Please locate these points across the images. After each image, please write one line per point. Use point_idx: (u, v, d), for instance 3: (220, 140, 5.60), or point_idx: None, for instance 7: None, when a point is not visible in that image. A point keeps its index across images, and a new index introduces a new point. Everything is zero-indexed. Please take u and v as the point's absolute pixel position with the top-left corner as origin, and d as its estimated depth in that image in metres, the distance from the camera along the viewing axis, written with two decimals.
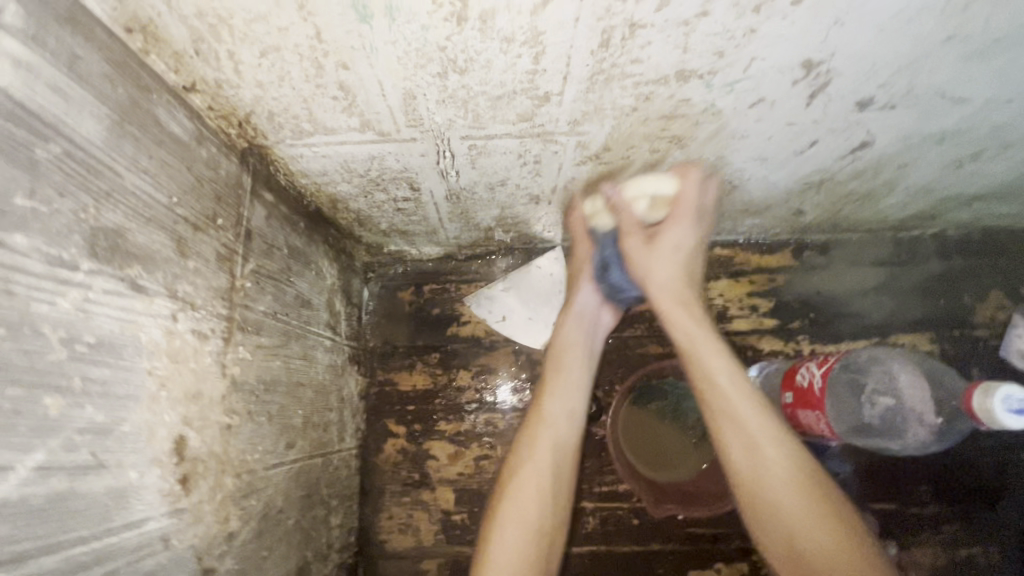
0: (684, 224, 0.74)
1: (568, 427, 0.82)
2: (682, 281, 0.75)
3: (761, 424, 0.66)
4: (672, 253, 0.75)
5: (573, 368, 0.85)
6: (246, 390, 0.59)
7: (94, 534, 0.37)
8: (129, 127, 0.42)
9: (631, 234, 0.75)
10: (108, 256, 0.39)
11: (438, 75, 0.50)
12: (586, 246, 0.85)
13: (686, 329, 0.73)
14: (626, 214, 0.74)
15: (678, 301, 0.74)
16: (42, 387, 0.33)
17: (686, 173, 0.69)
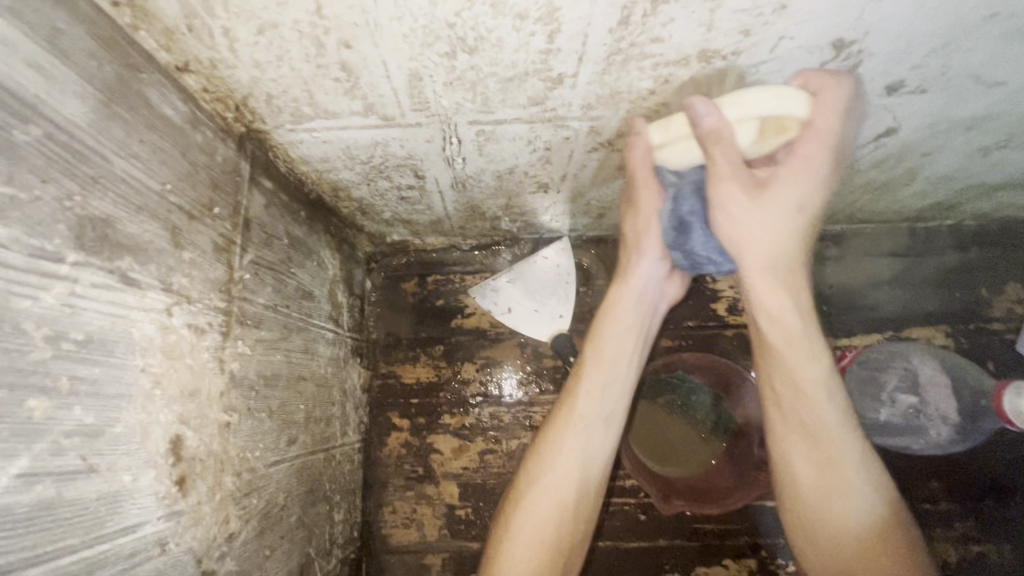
0: (804, 177, 0.60)
1: (601, 434, 0.77)
2: (788, 250, 0.64)
3: (845, 447, 0.66)
4: (777, 210, 0.61)
5: (615, 355, 0.77)
6: (246, 386, 0.57)
7: (85, 541, 0.35)
8: (117, 109, 0.40)
9: (727, 181, 0.57)
10: (96, 247, 0.37)
11: (446, 54, 0.47)
12: (650, 191, 0.67)
13: (776, 336, 0.68)
14: (725, 143, 0.54)
15: (780, 282, 0.65)
16: (26, 388, 0.31)
17: (821, 90, 0.52)
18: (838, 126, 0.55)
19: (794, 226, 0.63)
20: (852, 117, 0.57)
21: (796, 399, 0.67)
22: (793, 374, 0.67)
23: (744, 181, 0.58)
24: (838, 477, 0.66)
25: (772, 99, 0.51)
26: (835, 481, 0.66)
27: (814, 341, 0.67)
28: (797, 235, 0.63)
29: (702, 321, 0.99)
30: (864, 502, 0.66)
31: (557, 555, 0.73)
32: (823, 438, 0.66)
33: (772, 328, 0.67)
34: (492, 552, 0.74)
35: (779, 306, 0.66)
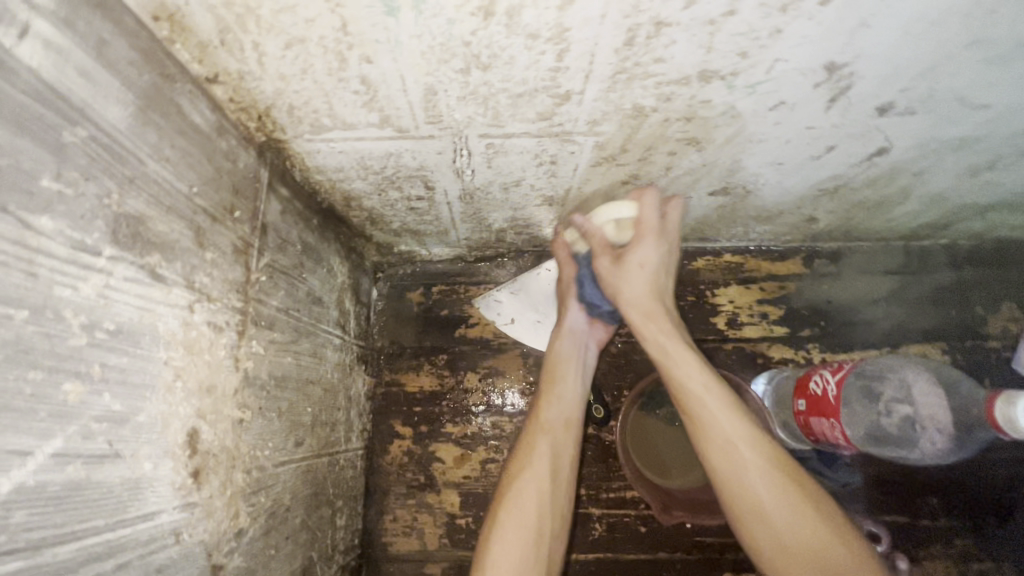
0: (648, 243, 0.72)
1: (563, 438, 0.79)
2: (654, 299, 0.74)
3: (734, 428, 0.65)
4: (638, 270, 0.72)
5: (566, 373, 0.83)
6: (258, 386, 0.59)
7: (108, 524, 0.36)
8: (153, 115, 0.42)
9: (603, 258, 0.74)
10: (129, 243, 0.39)
11: (461, 71, 0.50)
12: (568, 270, 0.86)
13: (655, 338, 0.73)
14: (593, 236, 0.73)
15: (654, 316, 0.73)
16: (62, 372, 0.33)
17: (641, 196, 0.70)
18: (659, 214, 0.72)
19: (655, 279, 0.74)
20: (677, 211, 0.75)
21: (683, 395, 0.69)
22: (675, 372, 0.70)
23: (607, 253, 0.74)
24: (731, 463, 0.64)
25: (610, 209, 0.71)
26: (724, 465, 0.65)
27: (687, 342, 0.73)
28: (661, 289, 0.74)
29: None
30: (764, 482, 0.63)
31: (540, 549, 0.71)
32: (703, 431, 0.67)
33: (653, 339, 0.73)
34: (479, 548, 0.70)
35: (655, 325, 0.73)
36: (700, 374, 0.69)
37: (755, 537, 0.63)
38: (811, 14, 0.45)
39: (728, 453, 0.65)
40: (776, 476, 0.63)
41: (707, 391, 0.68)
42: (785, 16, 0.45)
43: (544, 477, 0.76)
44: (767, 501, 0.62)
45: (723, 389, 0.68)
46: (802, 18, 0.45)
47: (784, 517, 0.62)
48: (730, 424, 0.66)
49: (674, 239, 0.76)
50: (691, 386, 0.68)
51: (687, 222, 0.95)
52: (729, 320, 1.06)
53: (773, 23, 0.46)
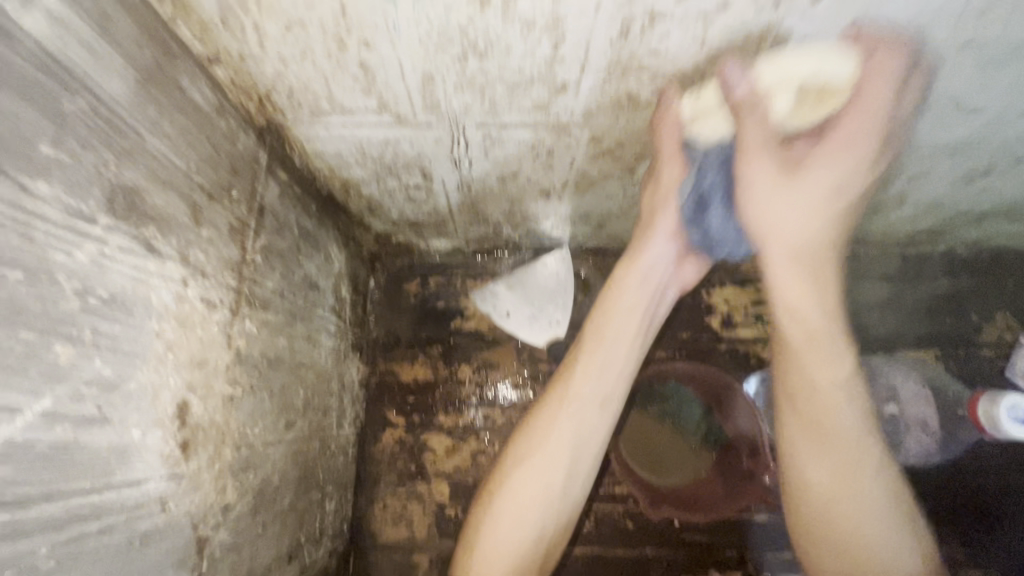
0: (851, 162, 0.56)
1: (592, 418, 0.74)
2: (815, 238, 0.60)
3: (859, 443, 0.63)
4: (822, 194, 0.58)
5: (610, 344, 0.75)
6: (250, 364, 0.59)
7: (96, 487, 0.37)
8: (153, 91, 0.43)
9: (766, 164, 0.56)
10: (125, 214, 0.40)
11: (458, 58, 0.51)
12: (672, 167, 0.65)
13: (809, 325, 0.64)
14: (759, 116, 0.52)
15: (815, 274, 0.62)
16: (54, 334, 0.34)
17: (874, 45, 0.48)
18: (891, 104, 0.52)
19: (828, 218, 0.60)
20: (909, 97, 0.53)
21: (807, 392, 0.65)
22: (814, 374, 0.64)
23: (775, 157, 0.56)
24: (850, 470, 0.63)
25: (814, 62, 0.47)
26: (848, 475, 0.63)
27: (830, 336, 0.64)
28: (823, 216, 0.60)
29: (695, 333, 1.03)
30: (872, 500, 0.63)
31: (540, 533, 0.71)
32: (840, 444, 0.64)
33: (790, 322, 0.64)
34: (473, 526, 0.73)
35: (810, 297, 0.62)
36: (845, 380, 0.64)
37: (833, 545, 0.63)
38: (803, 12, 0.45)
39: (838, 459, 0.63)
40: (888, 495, 0.63)
41: (854, 405, 0.64)
42: (776, 13, 0.45)
43: (559, 462, 0.72)
44: (865, 518, 0.62)
45: (858, 401, 0.65)
46: (794, 16, 0.46)
47: (887, 529, 0.62)
48: (863, 444, 0.63)
49: (882, 155, 0.57)
50: (836, 392, 0.64)
51: None
52: (724, 320, 1.04)
53: (765, 20, 0.46)
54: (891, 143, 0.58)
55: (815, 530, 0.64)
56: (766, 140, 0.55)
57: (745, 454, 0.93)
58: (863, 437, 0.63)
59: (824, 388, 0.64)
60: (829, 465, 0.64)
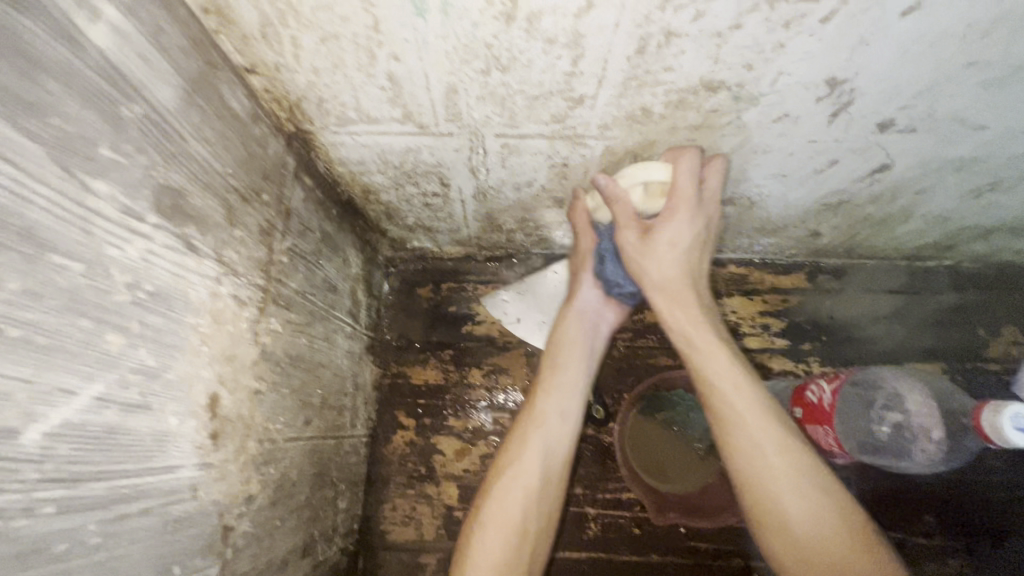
0: (681, 219, 0.68)
1: (560, 431, 0.77)
2: (681, 276, 0.70)
3: (765, 429, 0.62)
4: (668, 249, 0.69)
5: (562, 374, 0.80)
6: (274, 361, 0.62)
7: (138, 470, 0.39)
8: (197, 99, 0.46)
9: (630, 227, 0.69)
10: (169, 213, 0.42)
11: (482, 71, 0.53)
12: (587, 237, 0.81)
13: (686, 330, 0.70)
14: (623, 204, 0.68)
15: (669, 298, 0.70)
16: (107, 323, 0.36)
17: (678, 156, 0.64)
18: (697, 185, 0.66)
19: (693, 265, 0.72)
20: (718, 178, 0.67)
21: (711, 390, 0.66)
22: (705, 367, 0.67)
23: (637, 225, 0.69)
24: (759, 464, 0.61)
25: (651, 171, 0.64)
26: (748, 460, 0.62)
27: (725, 340, 0.70)
28: (692, 264, 0.71)
29: None
30: (805, 490, 0.59)
31: (517, 546, 0.70)
32: (733, 429, 0.63)
33: (677, 328, 0.71)
34: (462, 545, 0.71)
35: (688, 317, 0.70)
36: (728, 369, 0.66)
37: (773, 535, 0.60)
38: (812, 31, 0.47)
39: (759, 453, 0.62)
40: (802, 479, 0.60)
41: (738, 390, 0.65)
42: (787, 32, 0.48)
43: (530, 478, 0.73)
44: (792, 503, 0.59)
45: (755, 387, 0.65)
46: (804, 34, 0.48)
47: (796, 510, 0.59)
48: (762, 428, 0.62)
49: (715, 213, 0.71)
50: (721, 381, 0.66)
51: None
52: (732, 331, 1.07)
53: (776, 38, 0.48)
54: (714, 209, 0.70)
55: (762, 523, 0.61)
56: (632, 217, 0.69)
57: None
58: (771, 423, 0.63)
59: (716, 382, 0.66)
60: (751, 460, 0.62)
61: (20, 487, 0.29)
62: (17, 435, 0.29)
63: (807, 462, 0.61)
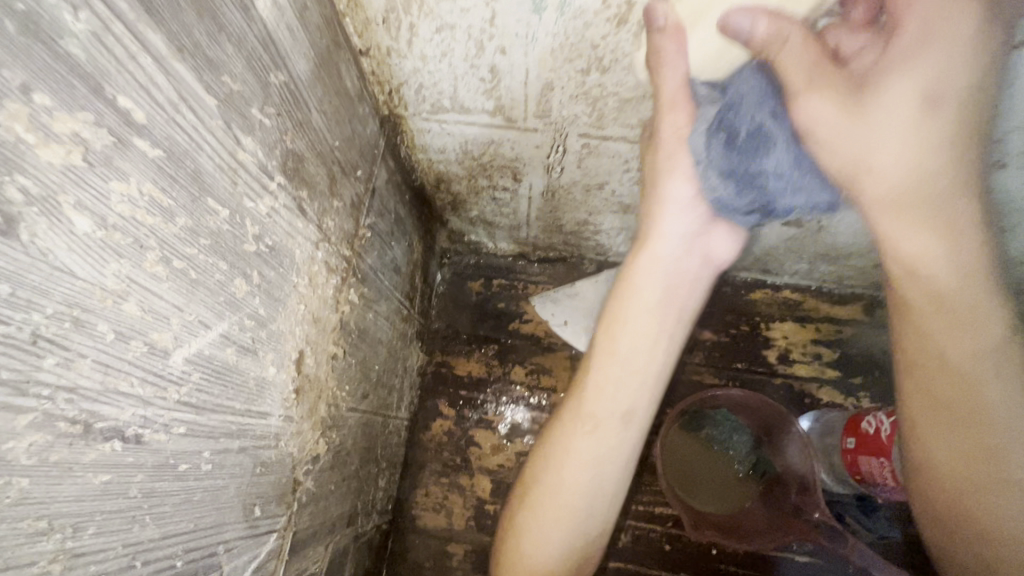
0: (918, 76, 0.44)
1: (614, 437, 0.64)
2: (916, 183, 0.47)
3: (1013, 411, 0.48)
4: (905, 129, 0.46)
5: (635, 347, 0.64)
6: (348, 331, 0.64)
7: (243, 409, 0.42)
8: (322, 73, 0.49)
9: (825, 102, 0.47)
10: (291, 176, 0.45)
11: (582, 71, 0.55)
12: (675, 115, 0.54)
13: (933, 268, 0.49)
14: (801, 53, 0.45)
15: (907, 220, 0.49)
16: (237, 269, 0.39)
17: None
18: None
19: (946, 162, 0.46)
20: None
21: (946, 355, 0.50)
22: (951, 332, 0.49)
23: (834, 91, 0.46)
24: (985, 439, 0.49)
25: None
26: (970, 455, 0.50)
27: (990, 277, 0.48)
28: (923, 134, 0.45)
29: (751, 364, 1.04)
30: None
31: (581, 557, 0.64)
32: (960, 416, 0.50)
33: (932, 265, 0.49)
34: (512, 526, 0.67)
35: (941, 251, 0.48)
36: (997, 334, 0.48)
37: (967, 522, 0.50)
38: None
39: (974, 433, 0.49)
40: None
41: (995, 374, 0.48)
42: None
43: (579, 489, 0.63)
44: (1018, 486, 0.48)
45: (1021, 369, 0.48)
46: None
47: (1012, 521, 0.48)
48: (999, 401, 0.48)
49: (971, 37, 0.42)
50: (972, 347, 0.49)
51: (753, 250, 0.97)
52: (781, 355, 1.04)
53: None
54: (979, 24, 0.43)
55: (961, 524, 0.51)
56: (811, 70, 0.46)
57: (794, 489, 0.87)
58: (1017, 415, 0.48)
59: (947, 343, 0.49)
60: (971, 433, 0.50)
61: (164, 403, 0.32)
62: (168, 355, 0.32)
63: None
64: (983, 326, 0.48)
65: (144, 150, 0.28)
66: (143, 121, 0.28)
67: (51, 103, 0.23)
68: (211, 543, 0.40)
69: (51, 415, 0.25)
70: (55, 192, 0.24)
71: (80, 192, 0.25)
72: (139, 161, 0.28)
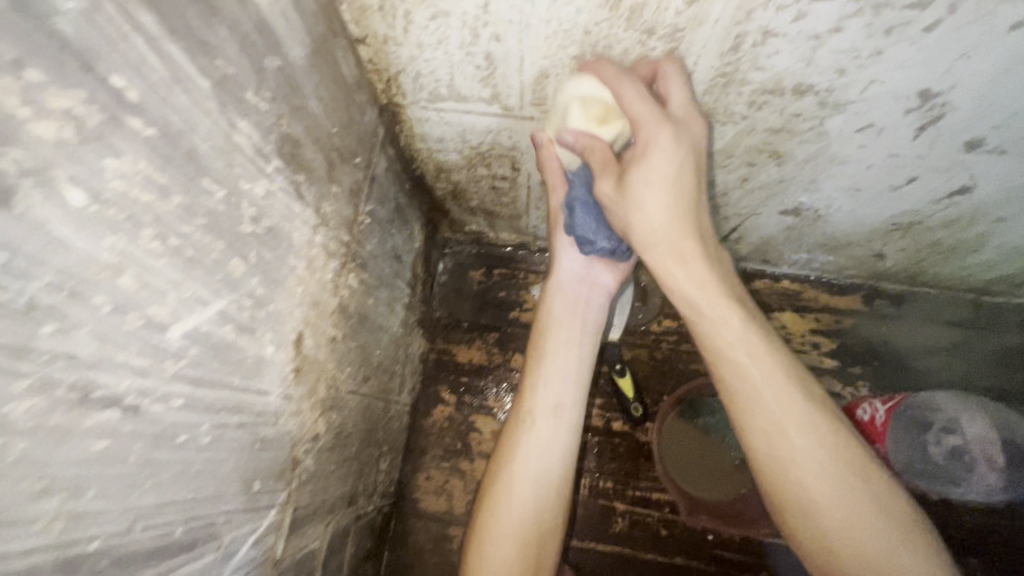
0: (665, 153, 0.55)
1: (553, 429, 0.66)
2: (677, 224, 0.57)
3: (788, 415, 0.54)
4: (654, 188, 0.56)
5: (555, 350, 0.70)
6: (347, 315, 0.65)
7: (242, 385, 0.43)
8: (318, 61, 0.50)
9: (603, 174, 0.59)
10: (287, 161, 0.46)
11: (575, 57, 0.56)
12: (558, 193, 0.72)
13: (689, 295, 0.58)
14: (601, 151, 0.59)
15: (675, 256, 0.58)
16: (234, 249, 0.40)
17: (603, 74, 0.54)
18: (646, 97, 0.53)
19: (687, 212, 0.57)
20: (681, 85, 0.55)
21: (722, 364, 0.57)
22: (717, 349, 0.57)
23: (609, 169, 0.59)
24: (779, 440, 0.53)
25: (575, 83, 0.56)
26: (786, 476, 0.53)
27: (744, 308, 0.58)
28: (676, 190, 0.56)
29: None
30: (818, 461, 0.53)
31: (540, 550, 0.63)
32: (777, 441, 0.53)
33: (694, 296, 0.58)
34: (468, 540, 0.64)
35: (695, 282, 0.58)
36: (742, 341, 0.56)
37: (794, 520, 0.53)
38: (913, 40, 0.48)
39: (771, 431, 0.54)
40: (834, 472, 0.52)
41: (767, 378, 0.55)
42: (887, 39, 0.48)
43: (527, 481, 0.63)
44: (817, 480, 0.52)
45: (785, 370, 0.56)
46: (904, 43, 0.48)
47: (829, 499, 0.52)
48: (778, 401, 0.54)
49: (701, 135, 0.57)
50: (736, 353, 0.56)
51: (752, 240, 0.97)
52: None
53: (875, 45, 0.49)
54: (692, 121, 0.56)
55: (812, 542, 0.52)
56: (604, 162, 0.59)
57: None
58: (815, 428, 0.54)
59: (723, 355, 0.56)
60: (764, 439, 0.54)
61: (162, 375, 0.34)
62: (165, 330, 0.33)
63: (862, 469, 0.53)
64: (742, 344, 0.56)
65: (138, 129, 0.29)
66: (136, 101, 0.29)
67: (43, 80, 0.24)
68: (210, 513, 0.41)
69: (49, 380, 0.26)
70: (50, 165, 0.25)
71: (74, 166, 0.26)
72: (132, 140, 0.29)
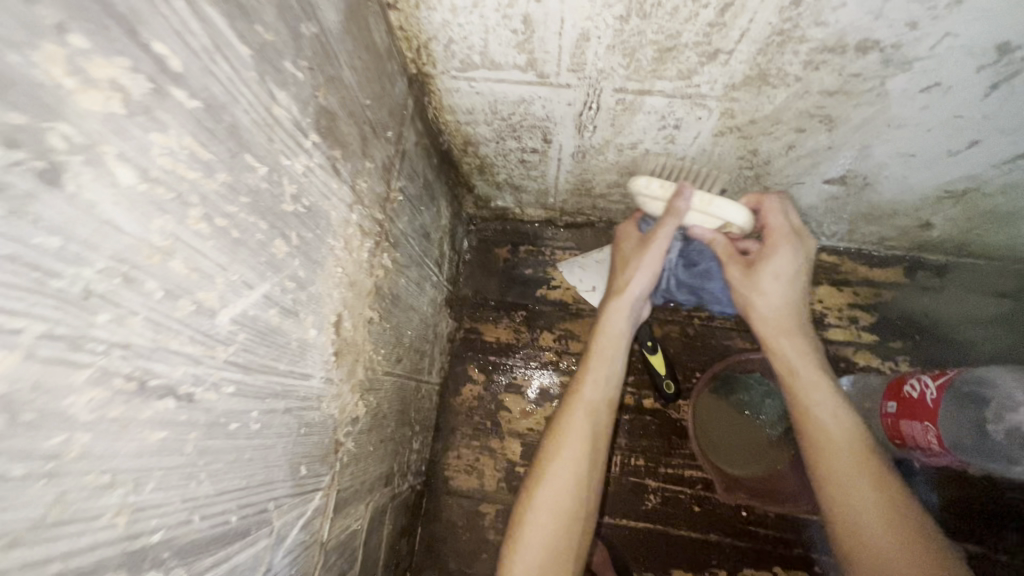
0: (785, 255, 0.68)
1: (603, 424, 0.74)
2: (785, 310, 0.70)
3: (850, 460, 0.62)
4: (771, 279, 0.69)
5: (613, 354, 0.77)
6: (381, 294, 0.64)
7: (286, 370, 0.42)
8: (351, 27, 0.47)
9: (732, 260, 0.71)
10: (325, 135, 0.44)
11: (620, 17, 0.52)
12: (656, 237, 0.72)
13: (798, 359, 0.70)
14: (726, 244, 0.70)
15: (781, 328, 0.71)
16: (276, 230, 0.38)
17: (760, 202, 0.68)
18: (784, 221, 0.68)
19: (795, 296, 0.71)
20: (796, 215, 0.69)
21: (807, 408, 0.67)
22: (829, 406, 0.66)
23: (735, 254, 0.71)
24: (835, 471, 0.62)
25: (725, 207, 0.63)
26: (829, 488, 0.62)
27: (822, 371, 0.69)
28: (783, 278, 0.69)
29: None
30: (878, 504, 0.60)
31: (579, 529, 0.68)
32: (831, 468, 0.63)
33: (793, 356, 0.70)
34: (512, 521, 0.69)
35: (799, 351, 0.70)
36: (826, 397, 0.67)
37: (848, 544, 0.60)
38: None
39: (827, 457, 0.63)
40: (893, 517, 0.59)
41: (833, 422, 0.65)
42: None
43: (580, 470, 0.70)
44: (865, 510, 0.60)
45: (854, 427, 0.65)
46: None
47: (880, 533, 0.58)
48: (844, 448, 0.63)
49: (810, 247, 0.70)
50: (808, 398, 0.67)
51: None
52: (816, 319, 1.04)
53: None
54: (806, 239, 0.70)
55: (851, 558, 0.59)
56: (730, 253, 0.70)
57: None
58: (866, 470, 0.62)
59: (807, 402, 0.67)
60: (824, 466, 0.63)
61: (213, 362, 0.32)
62: (215, 315, 0.32)
63: (923, 527, 0.58)
64: (812, 392, 0.67)
65: (182, 101, 0.27)
66: (180, 70, 0.27)
67: (86, 46, 0.22)
68: (261, 500, 0.40)
69: (107, 370, 0.25)
70: (97, 141, 0.23)
71: (122, 142, 0.24)
72: (178, 112, 0.27)
